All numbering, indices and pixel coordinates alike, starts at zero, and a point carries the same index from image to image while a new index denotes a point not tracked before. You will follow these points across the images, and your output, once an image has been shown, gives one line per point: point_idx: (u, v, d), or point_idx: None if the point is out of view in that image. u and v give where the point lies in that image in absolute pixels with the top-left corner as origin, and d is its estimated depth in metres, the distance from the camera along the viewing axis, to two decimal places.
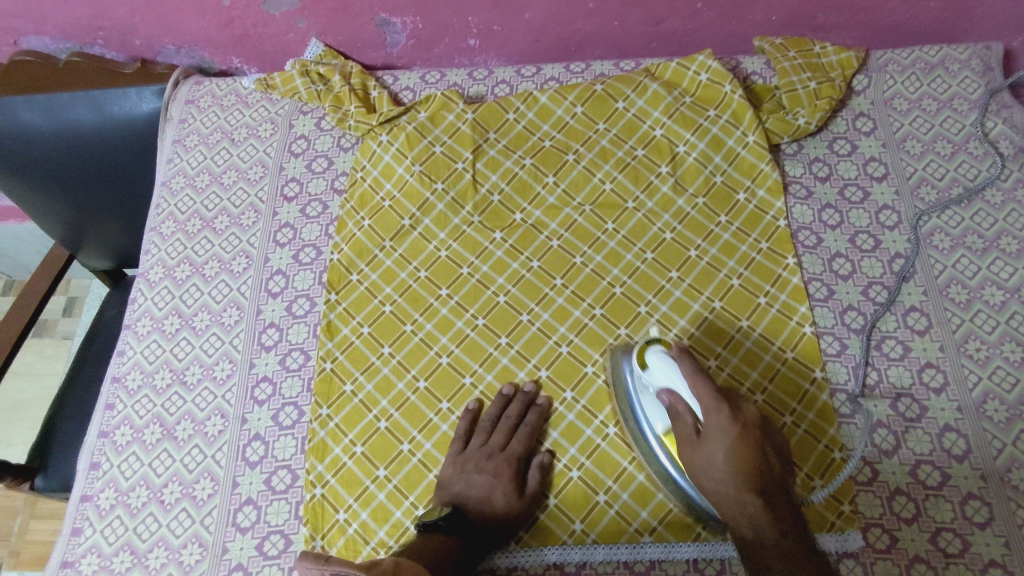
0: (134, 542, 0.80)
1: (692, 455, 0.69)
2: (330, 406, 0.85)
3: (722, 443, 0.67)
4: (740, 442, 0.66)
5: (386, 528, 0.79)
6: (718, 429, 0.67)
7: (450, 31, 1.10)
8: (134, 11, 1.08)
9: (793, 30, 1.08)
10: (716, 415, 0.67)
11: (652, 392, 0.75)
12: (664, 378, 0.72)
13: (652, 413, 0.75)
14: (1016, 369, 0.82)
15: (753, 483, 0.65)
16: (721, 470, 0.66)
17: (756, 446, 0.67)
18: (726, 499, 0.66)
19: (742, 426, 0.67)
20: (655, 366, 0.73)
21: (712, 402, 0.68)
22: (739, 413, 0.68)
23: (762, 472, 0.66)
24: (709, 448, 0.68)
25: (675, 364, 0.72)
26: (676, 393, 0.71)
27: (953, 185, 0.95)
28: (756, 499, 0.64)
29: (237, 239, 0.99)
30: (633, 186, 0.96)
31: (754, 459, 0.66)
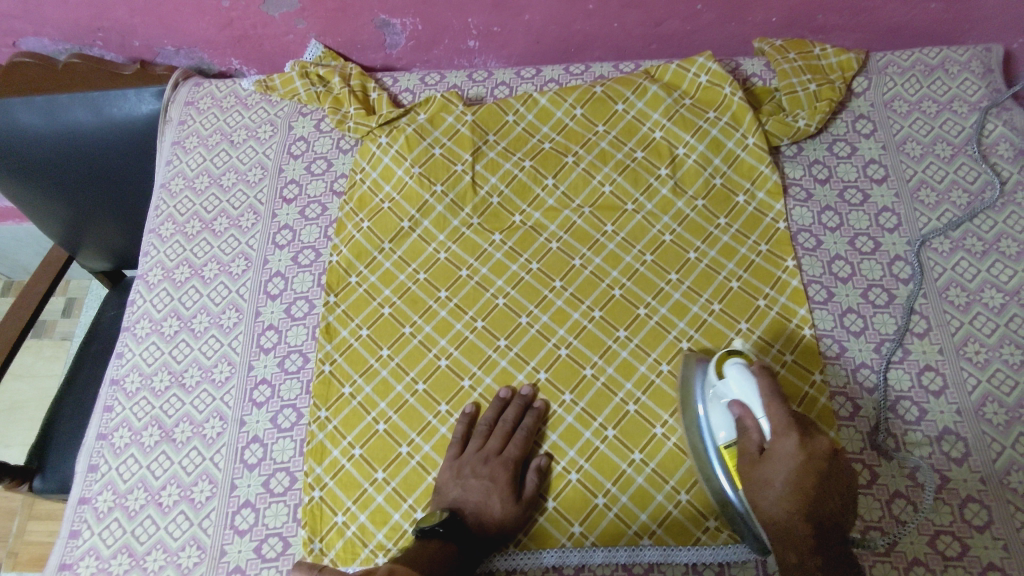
0: (132, 545, 0.80)
1: (748, 470, 0.70)
2: (329, 408, 0.85)
3: (783, 467, 0.67)
4: (803, 470, 0.66)
5: (385, 531, 0.78)
6: (782, 452, 0.67)
7: (450, 32, 1.10)
8: (134, 12, 1.08)
9: (793, 32, 1.08)
10: (784, 439, 0.68)
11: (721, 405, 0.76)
12: (740, 392, 0.72)
13: (718, 422, 0.75)
14: (1016, 372, 0.82)
15: (806, 511, 0.66)
16: (776, 491, 0.67)
17: (819, 477, 0.66)
18: (774, 523, 0.67)
19: (810, 455, 0.67)
20: (731, 377, 0.74)
21: (782, 424, 0.68)
22: (809, 440, 0.68)
23: (818, 503, 0.66)
24: (769, 468, 0.68)
25: (754, 381, 0.72)
26: (747, 407, 0.72)
27: (953, 188, 0.95)
28: (806, 526, 0.65)
29: (236, 241, 0.99)
30: (633, 189, 0.96)
31: (812, 488, 0.66)
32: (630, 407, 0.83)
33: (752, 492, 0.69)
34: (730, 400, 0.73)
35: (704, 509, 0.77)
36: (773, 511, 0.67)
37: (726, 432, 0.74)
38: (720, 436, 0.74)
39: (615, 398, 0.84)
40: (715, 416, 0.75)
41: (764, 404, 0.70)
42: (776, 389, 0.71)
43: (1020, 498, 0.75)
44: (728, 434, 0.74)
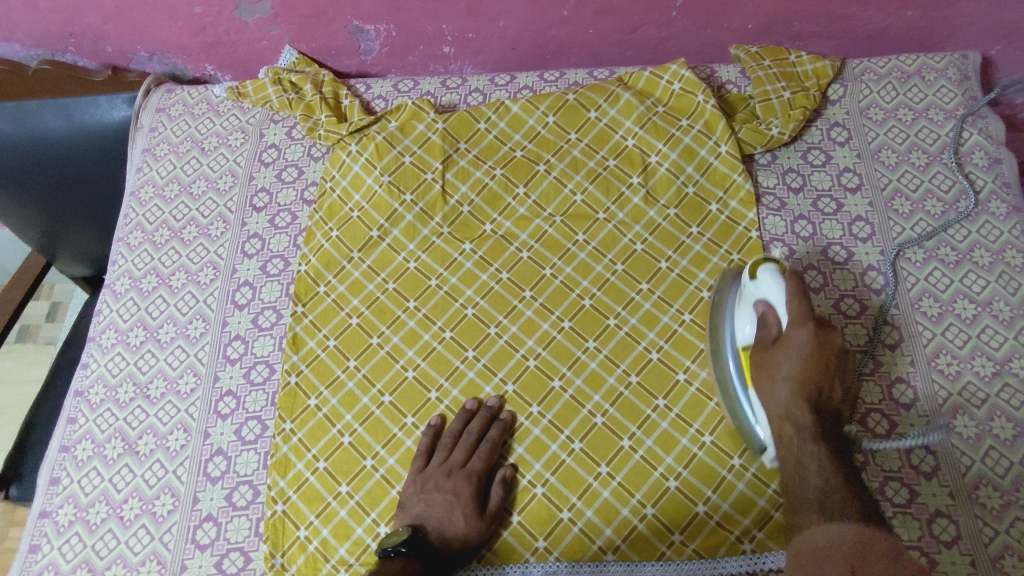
0: (92, 560, 0.79)
1: (760, 357, 0.74)
2: (294, 420, 0.84)
3: (793, 355, 0.72)
4: (812, 359, 0.71)
5: (347, 545, 0.78)
6: (796, 342, 0.72)
7: (424, 39, 1.09)
8: (105, 18, 1.07)
9: (770, 39, 1.07)
10: (799, 328, 0.72)
11: (748, 303, 0.78)
12: (768, 292, 0.75)
13: (744, 319, 0.78)
14: (986, 384, 0.81)
15: (808, 394, 0.71)
16: (783, 375, 0.72)
17: (824, 367, 0.72)
18: (777, 403, 0.71)
19: (820, 347, 0.72)
20: (764, 276, 0.75)
21: (801, 317, 0.72)
22: (823, 335, 0.72)
23: (819, 391, 0.71)
24: (780, 355, 0.73)
25: (784, 281, 0.74)
26: (772, 306, 0.74)
27: (927, 197, 0.94)
28: (805, 407, 0.70)
29: (205, 250, 0.98)
30: (604, 198, 0.95)
31: (817, 376, 0.71)
32: (598, 419, 0.82)
33: (761, 376, 0.73)
34: (758, 298, 0.76)
35: (669, 524, 0.77)
36: (778, 393, 0.72)
37: (750, 329, 0.76)
38: (744, 332, 0.77)
39: (583, 410, 0.83)
40: (743, 313, 0.78)
41: (787, 300, 0.73)
42: (802, 290, 0.73)
43: (988, 513, 0.74)
44: (751, 331, 0.76)
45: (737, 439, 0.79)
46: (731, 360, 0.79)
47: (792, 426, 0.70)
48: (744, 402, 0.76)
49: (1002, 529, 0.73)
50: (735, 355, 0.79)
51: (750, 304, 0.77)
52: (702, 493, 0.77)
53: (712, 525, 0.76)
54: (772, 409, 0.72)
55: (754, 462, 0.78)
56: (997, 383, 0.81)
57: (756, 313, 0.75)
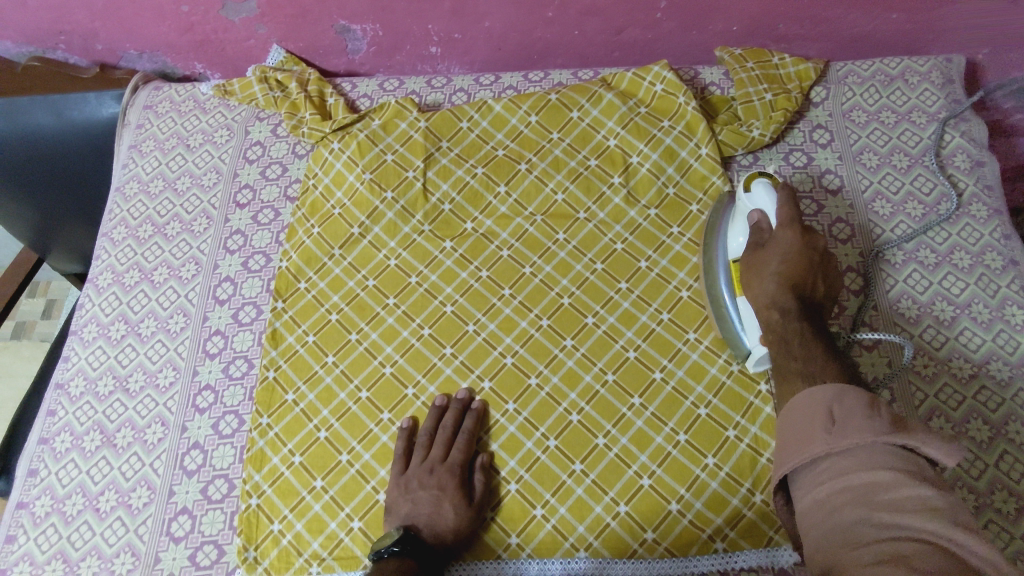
0: (67, 551, 0.79)
1: (747, 257, 0.78)
2: (271, 415, 0.85)
3: (779, 252, 0.75)
4: (796, 256, 0.74)
5: (321, 540, 0.78)
6: (782, 241, 0.75)
7: (411, 39, 1.09)
8: (94, 16, 1.08)
9: (754, 41, 1.07)
10: (788, 230, 0.75)
11: (743, 215, 0.82)
12: (761, 204, 0.79)
13: (737, 230, 0.82)
14: (963, 386, 0.81)
15: (794, 285, 0.74)
16: (771, 269, 0.75)
17: (809, 264, 0.74)
18: (764, 294, 0.75)
19: (805, 247, 0.74)
20: (758, 189, 0.80)
21: (789, 222, 0.75)
22: (809, 237, 0.75)
23: (804, 285, 0.74)
24: (767, 253, 0.76)
25: (778, 193, 0.78)
26: (765, 215, 0.78)
27: (908, 200, 0.94)
28: (791, 296, 0.73)
29: (187, 246, 0.98)
30: (585, 197, 0.95)
31: (803, 272, 0.74)
32: (573, 416, 0.82)
33: (749, 272, 0.77)
34: (753, 209, 0.80)
35: (642, 522, 0.77)
36: (766, 285, 0.75)
37: (742, 239, 0.81)
38: (736, 242, 0.82)
39: (558, 407, 0.83)
40: (737, 225, 0.83)
41: (779, 206, 0.77)
42: (794, 198, 0.77)
43: None
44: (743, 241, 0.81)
45: (711, 436, 0.80)
46: (721, 272, 0.84)
47: (778, 312, 0.73)
48: (731, 311, 0.82)
49: None
50: (725, 268, 0.84)
51: (743, 215, 0.82)
52: (676, 492, 0.77)
53: (684, 524, 0.76)
54: (760, 300, 0.75)
55: (728, 460, 0.78)
56: (973, 385, 0.81)
57: (750, 221, 0.80)
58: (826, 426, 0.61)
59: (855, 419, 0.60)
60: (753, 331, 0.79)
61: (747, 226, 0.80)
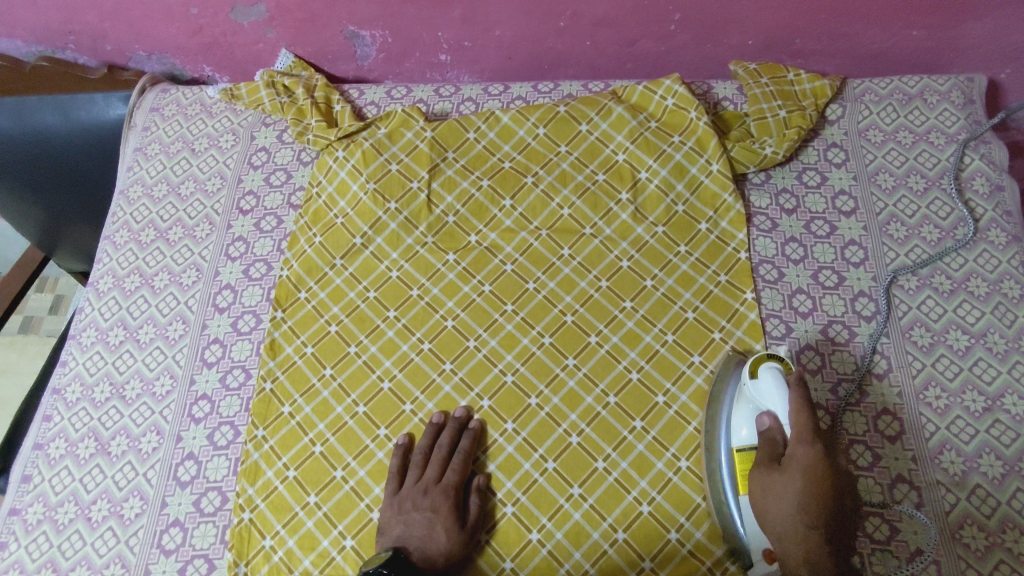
0: (57, 560, 0.79)
1: (762, 479, 0.69)
2: (266, 427, 0.83)
3: (800, 480, 0.67)
4: (819, 484, 0.67)
5: (312, 557, 0.76)
6: (801, 464, 0.68)
7: (420, 46, 1.08)
8: (103, 17, 1.07)
9: (771, 55, 1.05)
10: (807, 451, 0.68)
11: (751, 409, 0.75)
12: (772, 402, 0.73)
13: (740, 421, 0.75)
14: (976, 420, 0.78)
15: (820, 526, 0.66)
16: (793, 505, 0.67)
17: (834, 494, 0.67)
18: (791, 539, 0.66)
19: (828, 471, 0.67)
20: (767, 384, 0.74)
21: (808, 438, 0.69)
22: (829, 454, 0.69)
23: (831, 522, 0.66)
24: (786, 480, 0.68)
25: (789, 392, 0.72)
26: (777, 419, 0.72)
27: (923, 224, 0.91)
28: (820, 545, 0.65)
29: (189, 252, 0.98)
30: (592, 213, 0.93)
31: (827, 508, 0.66)
32: (573, 438, 0.81)
33: (766, 502, 0.68)
34: (764, 411, 0.73)
35: (640, 550, 0.75)
36: (789, 525, 0.67)
37: (747, 432, 0.74)
38: (740, 435, 0.74)
39: (558, 429, 0.81)
40: (740, 415, 0.75)
41: (792, 414, 0.71)
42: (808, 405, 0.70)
43: (971, 555, 0.72)
44: (748, 435, 0.74)
45: None
46: (723, 463, 0.75)
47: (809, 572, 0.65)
48: (734, 511, 0.72)
49: (985, 572, 0.71)
50: (727, 456, 0.75)
51: (749, 405, 0.75)
52: (675, 520, 0.75)
53: (683, 554, 0.74)
54: (786, 545, 0.67)
55: None
56: (987, 419, 0.78)
57: (759, 421, 0.73)
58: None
59: None
60: (759, 543, 0.70)
61: (756, 424, 0.73)
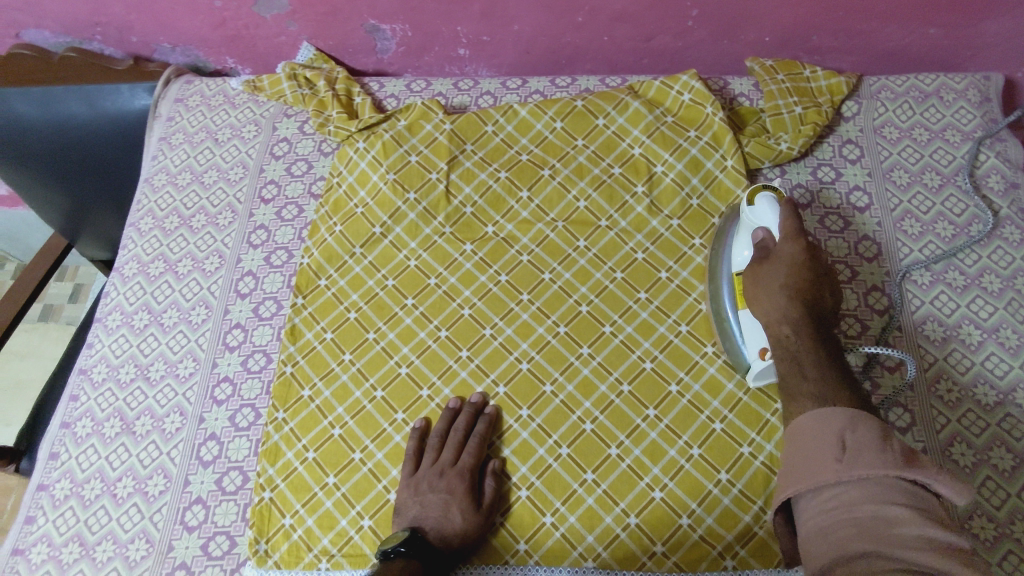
0: (84, 534, 0.81)
1: (754, 274, 0.77)
2: (287, 410, 0.85)
3: (786, 264, 0.74)
4: (803, 268, 0.74)
5: (331, 536, 0.78)
6: (788, 255, 0.74)
7: (440, 40, 1.10)
8: (129, 9, 1.09)
9: (787, 52, 1.06)
10: (792, 244, 0.74)
11: (749, 229, 0.81)
12: (765, 220, 0.78)
13: (742, 244, 0.81)
14: (987, 413, 0.79)
15: (801, 299, 0.73)
16: (778, 284, 0.74)
17: (816, 276, 0.74)
18: (775, 310, 0.73)
19: (811, 259, 0.74)
20: (762, 205, 0.79)
21: (795, 233, 0.75)
22: (815, 249, 0.75)
23: (812, 298, 0.73)
24: (773, 269, 0.75)
25: (781, 205, 0.78)
26: (770, 232, 0.78)
27: (938, 220, 0.92)
28: (801, 313, 0.72)
29: (212, 239, 1.00)
30: (608, 205, 0.95)
31: (809, 284, 0.73)
32: (587, 425, 0.82)
33: (757, 289, 0.76)
34: (759, 227, 0.79)
35: (652, 534, 0.76)
36: (775, 300, 0.73)
37: (748, 253, 0.80)
38: (741, 256, 0.81)
39: (572, 415, 0.83)
40: (741, 239, 0.81)
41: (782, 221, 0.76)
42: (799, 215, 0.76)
43: (980, 544, 0.72)
44: (749, 255, 0.80)
45: (724, 452, 0.79)
46: (726, 285, 0.83)
47: (790, 330, 0.72)
48: (733, 323, 0.81)
49: (994, 562, 0.71)
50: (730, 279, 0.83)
51: (747, 230, 0.81)
52: (687, 505, 0.77)
53: (695, 539, 0.75)
54: (771, 315, 0.74)
55: (742, 477, 0.77)
56: (998, 413, 0.79)
57: (755, 238, 0.79)
58: (836, 454, 0.61)
59: (866, 451, 0.60)
60: (755, 344, 0.78)
61: (752, 241, 0.79)
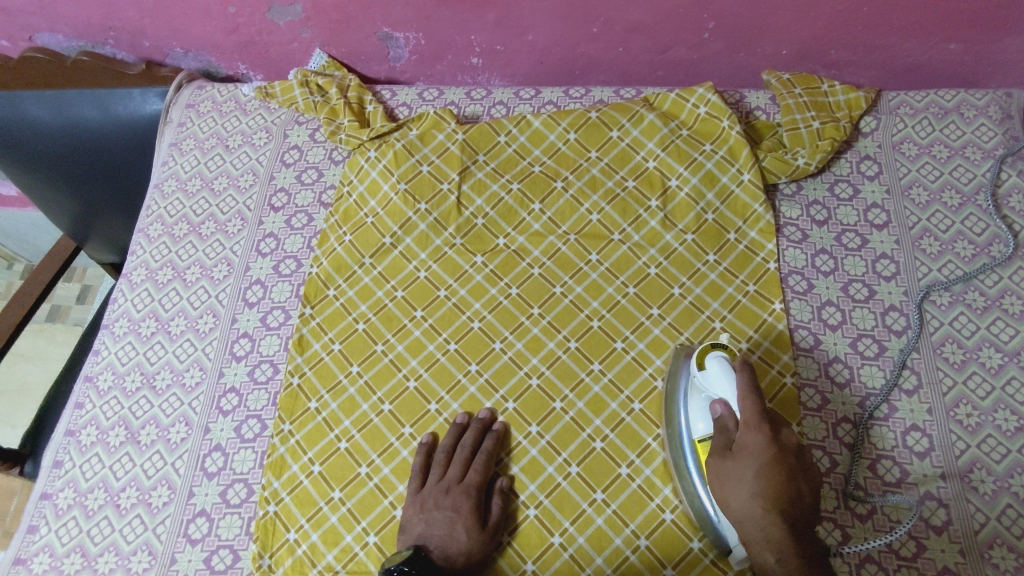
0: (86, 545, 0.80)
1: (718, 467, 0.69)
2: (293, 422, 0.84)
3: (754, 463, 0.66)
4: (772, 466, 0.65)
5: (335, 552, 0.77)
6: (753, 449, 0.66)
7: (453, 49, 1.09)
8: (143, 14, 1.09)
9: (804, 66, 1.05)
10: (754, 433, 0.67)
11: (703, 398, 0.75)
12: (720, 388, 0.72)
13: (697, 414, 0.75)
14: (1008, 439, 0.77)
15: (780, 507, 0.64)
16: (748, 489, 0.66)
17: (790, 474, 0.65)
18: (752, 524, 0.65)
19: (778, 449, 0.66)
20: (712, 369, 0.74)
21: (755, 418, 0.67)
22: (778, 432, 0.67)
23: (792, 502, 0.64)
24: (740, 467, 0.67)
25: (734, 374, 0.71)
26: (728, 406, 0.71)
27: (957, 239, 0.90)
28: (783, 531, 0.63)
29: (221, 246, 0.99)
30: (621, 219, 0.93)
31: (786, 487, 0.65)
32: (597, 443, 0.80)
33: (726, 490, 0.68)
34: (713, 399, 0.73)
35: (662, 557, 0.74)
36: (749, 511, 0.65)
37: (704, 425, 0.74)
38: (698, 428, 0.74)
39: (582, 433, 0.81)
40: (695, 409, 0.75)
41: (739, 398, 0.69)
42: (755, 386, 0.70)
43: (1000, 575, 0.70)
44: (706, 428, 0.74)
45: None
46: (686, 455, 0.75)
47: (773, 555, 0.63)
48: (705, 498, 0.73)
49: None
50: (691, 450, 0.75)
51: (702, 397, 0.75)
52: (698, 529, 0.75)
53: (706, 563, 0.74)
54: (749, 530, 0.65)
55: None
56: (1019, 439, 0.77)
57: (713, 412, 0.73)
58: None
59: None
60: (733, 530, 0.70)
61: (709, 414, 0.73)
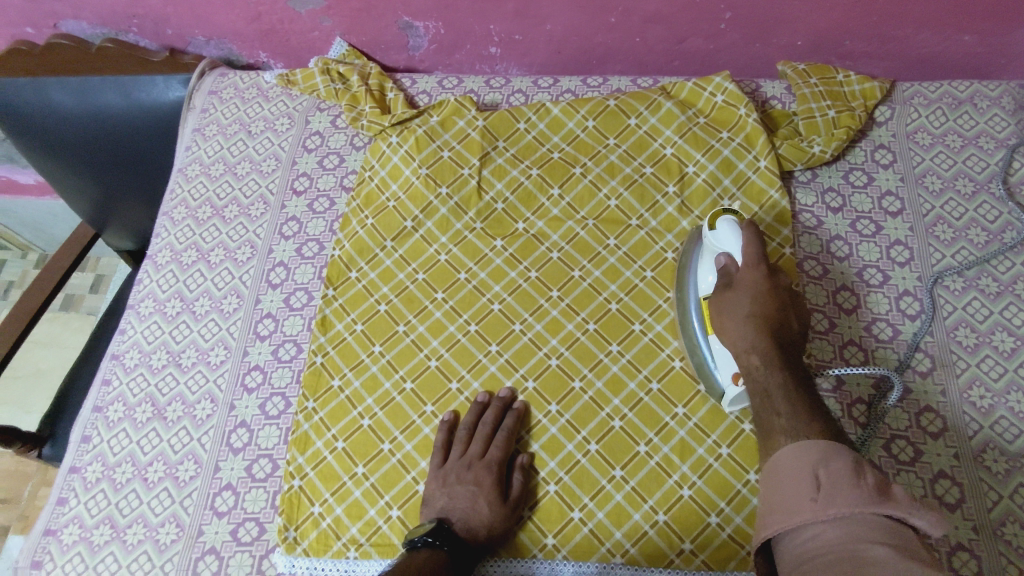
0: (115, 517, 0.82)
1: (717, 301, 0.76)
2: (317, 399, 0.86)
3: (749, 292, 0.74)
4: (766, 296, 0.73)
5: (360, 525, 0.79)
6: (751, 283, 0.74)
7: (472, 38, 1.10)
8: (167, 2, 1.10)
9: (819, 56, 1.06)
10: (753, 271, 0.74)
11: (710, 253, 0.80)
12: (727, 244, 0.77)
13: (705, 269, 0.80)
14: (1021, 421, 0.78)
15: (768, 327, 0.72)
16: (743, 313, 0.73)
17: (779, 303, 0.74)
18: (742, 340, 0.72)
19: (772, 285, 0.74)
20: (721, 228, 0.78)
21: (755, 260, 0.75)
22: (773, 274, 0.75)
23: (779, 325, 0.73)
24: (737, 297, 0.74)
25: (743, 228, 0.77)
26: (732, 257, 0.76)
27: (971, 226, 0.91)
28: (768, 343, 0.71)
29: (244, 229, 1.01)
30: (639, 204, 0.95)
31: (775, 312, 0.73)
32: (615, 422, 0.82)
33: (723, 319, 0.75)
34: (720, 252, 0.78)
35: (679, 531, 0.76)
36: (740, 332, 0.73)
37: (712, 279, 0.79)
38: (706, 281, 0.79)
39: (601, 412, 0.83)
40: (705, 264, 0.80)
41: (744, 246, 0.76)
42: (759, 237, 0.76)
43: (1013, 551, 0.72)
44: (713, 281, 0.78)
45: (753, 454, 0.78)
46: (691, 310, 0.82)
47: (758, 358, 0.70)
48: (704, 347, 0.80)
49: None
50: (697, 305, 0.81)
51: (710, 254, 0.79)
52: (715, 504, 0.77)
53: (723, 538, 0.75)
54: (738, 346, 0.73)
55: None
56: None
57: (718, 263, 0.77)
58: (811, 493, 0.58)
59: (843, 486, 0.57)
60: (728, 371, 0.76)
61: (716, 266, 0.78)
